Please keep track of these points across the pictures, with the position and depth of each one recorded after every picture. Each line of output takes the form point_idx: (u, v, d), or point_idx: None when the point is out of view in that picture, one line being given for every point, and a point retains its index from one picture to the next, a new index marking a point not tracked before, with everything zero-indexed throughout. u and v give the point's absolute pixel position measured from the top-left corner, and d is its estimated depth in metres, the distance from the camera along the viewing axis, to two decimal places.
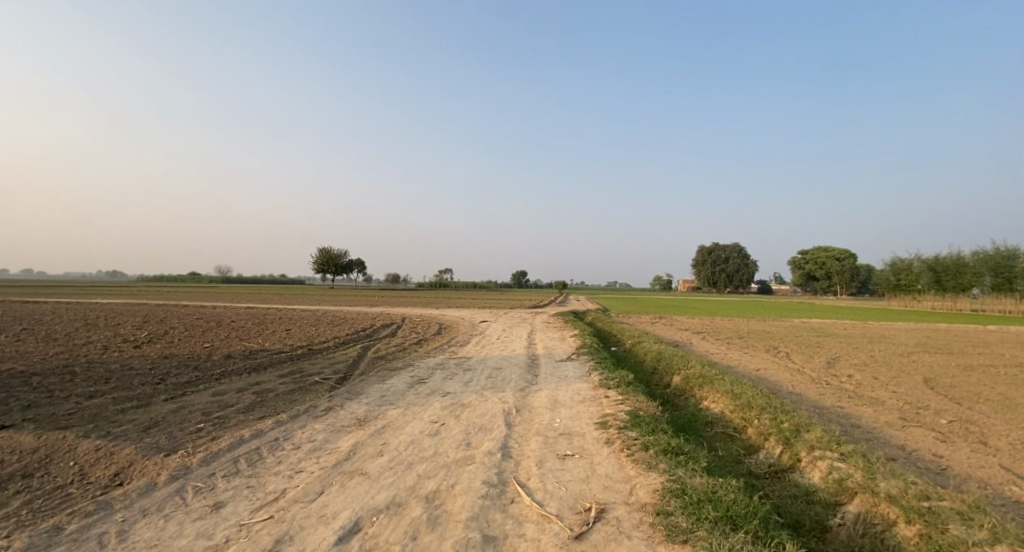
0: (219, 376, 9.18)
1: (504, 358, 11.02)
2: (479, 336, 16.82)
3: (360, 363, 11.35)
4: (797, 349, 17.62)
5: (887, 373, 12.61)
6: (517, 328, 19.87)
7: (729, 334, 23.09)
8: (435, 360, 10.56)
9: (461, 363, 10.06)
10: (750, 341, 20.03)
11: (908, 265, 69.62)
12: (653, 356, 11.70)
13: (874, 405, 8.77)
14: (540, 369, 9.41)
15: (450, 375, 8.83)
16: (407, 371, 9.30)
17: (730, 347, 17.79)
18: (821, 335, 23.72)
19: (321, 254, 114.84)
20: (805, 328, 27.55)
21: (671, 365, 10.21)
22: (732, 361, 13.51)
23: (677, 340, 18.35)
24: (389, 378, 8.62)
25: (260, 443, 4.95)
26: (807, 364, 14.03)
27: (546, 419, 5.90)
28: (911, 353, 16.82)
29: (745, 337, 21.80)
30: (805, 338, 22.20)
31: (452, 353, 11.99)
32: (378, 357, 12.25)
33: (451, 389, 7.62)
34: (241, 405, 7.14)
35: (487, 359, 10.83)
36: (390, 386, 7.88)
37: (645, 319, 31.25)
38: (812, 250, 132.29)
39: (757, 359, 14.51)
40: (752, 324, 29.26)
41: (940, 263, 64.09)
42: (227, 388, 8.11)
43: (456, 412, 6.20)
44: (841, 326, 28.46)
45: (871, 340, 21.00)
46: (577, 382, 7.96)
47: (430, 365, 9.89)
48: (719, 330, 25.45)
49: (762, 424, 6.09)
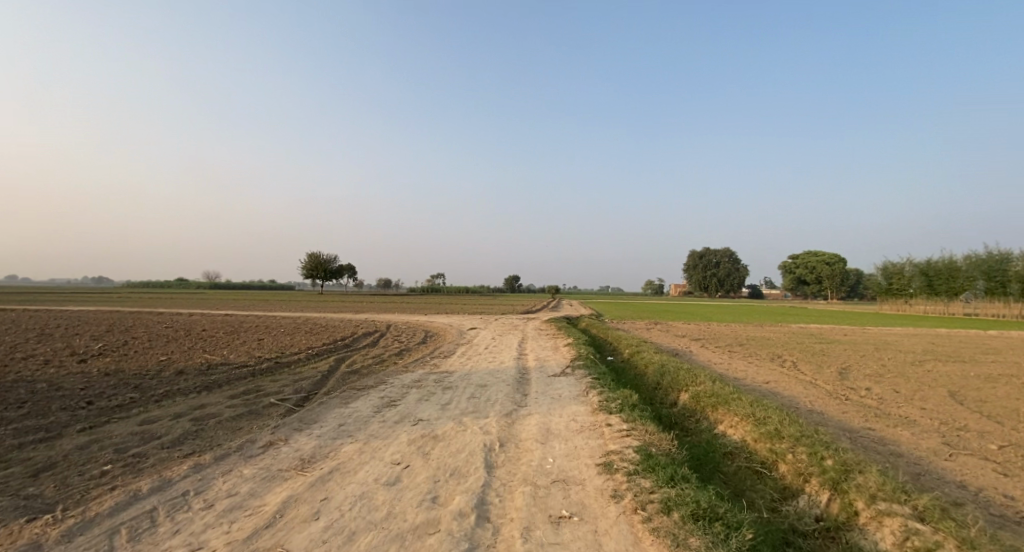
0: (158, 398, 7.92)
1: (491, 373, 9.85)
2: (466, 345, 15.59)
3: (329, 380, 10.10)
4: (803, 358, 16.64)
5: (908, 386, 11.60)
6: (507, 337, 18.73)
7: (729, 341, 22.06)
8: (412, 376, 9.35)
9: (441, 381, 8.86)
10: (753, 349, 19.02)
11: (900, 269, 69.47)
12: (656, 369, 10.56)
13: (908, 427, 7.72)
14: (530, 387, 8.27)
15: (426, 396, 7.64)
16: (377, 390, 8.09)
17: (733, 356, 16.72)
18: (824, 341, 22.79)
19: (310, 259, 112.80)
20: (805, 334, 26.64)
21: (678, 381, 9.08)
22: (740, 373, 12.43)
23: (678, 348, 17.23)
24: (355, 400, 7.41)
25: (159, 502, 3.74)
26: (819, 375, 13.02)
27: (536, 459, 4.76)
28: (924, 362, 15.89)
29: (746, 344, 20.78)
30: (808, 345, 21.26)
31: (433, 366, 10.80)
32: (351, 372, 11.00)
33: (423, 416, 6.44)
34: (169, 437, 5.92)
35: (471, 374, 9.67)
36: (353, 412, 6.68)
37: (640, 325, 30.17)
38: (803, 254, 132.64)
39: (764, 370, 13.47)
40: (751, 330, 28.32)
41: (933, 268, 63.90)
42: (159, 415, 6.84)
43: (426, 450, 5.04)
44: (841, 332, 27.62)
45: (877, 347, 20.05)
46: (573, 404, 6.82)
47: (406, 383, 8.69)
48: (717, 336, 24.44)
49: (799, 461, 5.00)
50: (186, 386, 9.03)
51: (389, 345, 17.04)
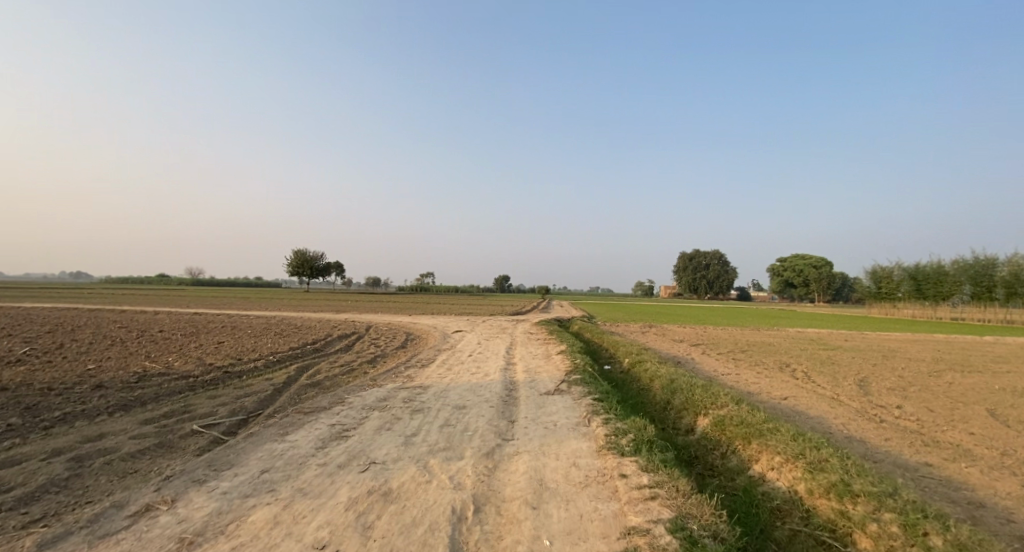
0: (47, 426, 6.30)
1: (472, 389, 8.34)
2: (448, 352, 14.02)
3: (280, 396, 8.55)
4: (813, 367, 15.35)
5: (940, 402, 10.35)
6: (493, 341, 17.24)
7: (729, 347, 20.79)
8: (377, 394, 7.83)
9: (411, 401, 7.35)
10: (756, 356, 17.72)
11: (888, 273, 69.29)
12: (665, 384, 9.11)
13: (973, 462, 6.40)
14: (518, 410, 6.80)
15: (388, 424, 6.13)
16: (329, 414, 6.56)
17: (739, 364, 15.39)
18: (826, 347, 21.66)
19: (295, 254, 110.13)
20: (804, 339, 25.55)
21: (694, 401, 7.66)
22: (753, 387, 11.07)
23: (679, 356, 15.85)
24: (297, 428, 5.89)
25: None
26: (839, 387, 11.72)
27: (526, 540, 3.28)
28: (943, 372, 14.66)
29: (748, 351, 19.52)
30: (811, 351, 20.08)
31: (405, 380, 9.26)
32: (310, 386, 9.44)
33: (378, 455, 4.94)
34: (24, 490, 4.36)
35: (448, 391, 8.16)
36: (286, 448, 5.15)
37: (632, 329, 28.85)
38: (791, 257, 133.02)
39: (776, 382, 12.15)
40: (748, 335, 27.10)
41: (921, 272, 63.68)
42: (32, 453, 5.27)
43: (367, 523, 3.53)
44: (840, 338, 26.56)
45: (885, 355, 18.93)
46: (573, 439, 5.37)
47: (367, 404, 7.17)
48: (715, 341, 23.17)
49: (891, 537, 3.61)
50: (97, 406, 7.42)
51: (364, 350, 15.48)
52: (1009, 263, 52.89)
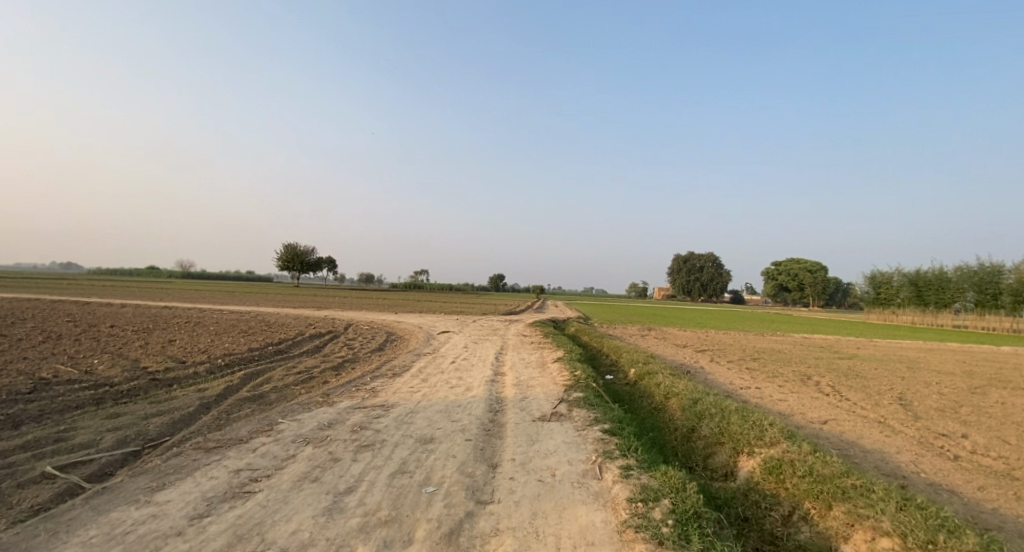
0: None
1: (447, 411, 6.58)
2: (428, 357, 12.22)
3: (203, 416, 6.73)
4: (837, 380, 13.67)
5: (1006, 428, 8.71)
6: (482, 345, 15.49)
7: (738, 354, 19.14)
8: (322, 418, 6.04)
9: (362, 432, 5.56)
10: (771, 366, 16.03)
11: (888, 279, 68.08)
12: (687, 406, 7.41)
13: None
14: (504, 447, 5.06)
15: (319, 472, 4.35)
16: (240, 451, 4.76)
17: (755, 376, 13.70)
18: (842, 356, 20.04)
19: (286, 248, 108.00)
20: (815, 347, 23.95)
21: (732, 433, 5.93)
22: (783, 407, 9.36)
23: (688, 365, 14.13)
24: (181, 479, 4.09)
25: None
26: (879, 407, 10.05)
27: None
28: (985, 389, 13.02)
29: (760, 359, 17.83)
30: (828, 360, 18.43)
31: (366, 396, 7.48)
32: (249, 401, 7.64)
33: (281, 536, 3.19)
34: None
35: (415, 414, 6.40)
36: (141, 522, 3.35)
37: (630, 332, 27.13)
38: (787, 261, 132.13)
39: (807, 400, 10.48)
40: (754, 341, 25.41)
41: (923, 278, 62.45)
42: None
43: None
44: (851, 346, 24.93)
45: (910, 366, 17.31)
46: (582, 507, 3.62)
47: (301, 435, 5.37)
48: (722, 348, 21.52)
49: None
50: None
51: (336, 352, 13.71)
52: (1013, 271, 51.68)
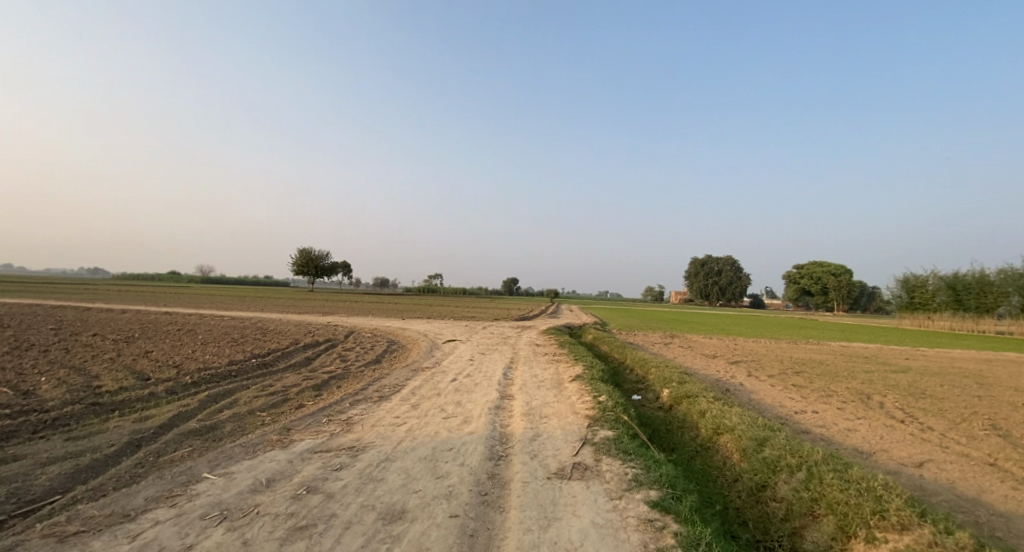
0: None
1: (433, 460, 4.94)
2: (427, 373, 10.59)
3: (121, 461, 5.14)
4: (905, 400, 11.67)
5: None
6: (490, 357, 13.87)
7: (776, 367, 17.11)
8: (262, 474, 4.45)
9: (306, 499, 3.96)
10: (820, 382, 14.04)
11: (923, 282, 64.42)
12: (752, 452, 5.62)
13: None
14: (504, 536, 3.40)
15: None
16: (109, 540, 3.19)
17: (807, 396, 11.73)
18: (895, 369, 17.85)
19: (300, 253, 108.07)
20: (859, 358, 21.71)
21: (831, 501, 4.19)
22: (861, 443, 7.49)
23: (726, 383, 12.24)
24: None
25: None
26: (977, 440, 8.10)
27: None
28: None
29: (804, 373, 15.80)
30: (882, 374, 16.29)
31: (336, 433, 5.89)
32: (193, 437, 6.06)
33: None
34: None
35: (390, 465, 4.78)
36: None
37: (652, 340, 25.14)
38: (811, 264, 127.71)
39: (882, 430, 8.58)
40: (789, 351, 23.28)
41: (961, 281, 58.83)
42: None
43: None
44: (899, 357, 22.57)
45: (981, 381, 15.11)
46: None
47: (217, 507, 3.77)
48: (757, 359, 19.48)
49: None
50: None
51: (326, 366, 12.16)
52: None
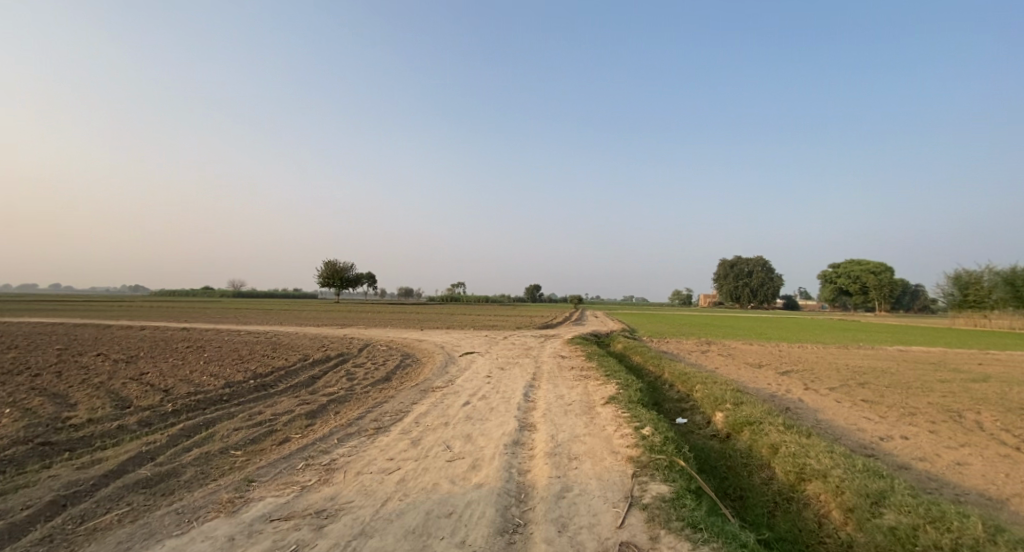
0: None
1: (424, 538, 3.57)
2: (437, 395, 9.27)
3: (24, 535, 3.94)
4: (1009, 419, 9.71)
5: None
6: (510, 373, 12.46)
7: (835, 378, 15.11)
8: None
9: None
10: (893, 396, 12.08)
11: (978, 278, 59.81)
12: (869, 520, 4.06)
13: None
14: None
15: None
16: None
17: (885, 416, 9.87)
18: (975, 378, 15.58)
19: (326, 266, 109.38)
20: (924, 364, 19.35)
21: None
22: (988, 488, 5.76)
23: (786, 402, 10.49)
24: None
25: None
26: None
27: None
28: None
29: (869, 385, 13.81)
30: (963, 385, 14.12)
31: (307, 487, 4.59)
32: (135, 492, 4.82)
33: None
34: None
35: (365, 547, 3.45)
36: None
37: (686, 349, 23.26)
38: (848, 263, 121.78)
39: (1004, 463, 6.79)
40: (842, 358, 21.04)
41: (1021, 276, 54.28)
42: None
43: None
44: (969, 363, 20.11)
45: None
46: None
47: None
48: (809, 368, 17.44)
49: None
50: None
51: (328, 387, 10.91)
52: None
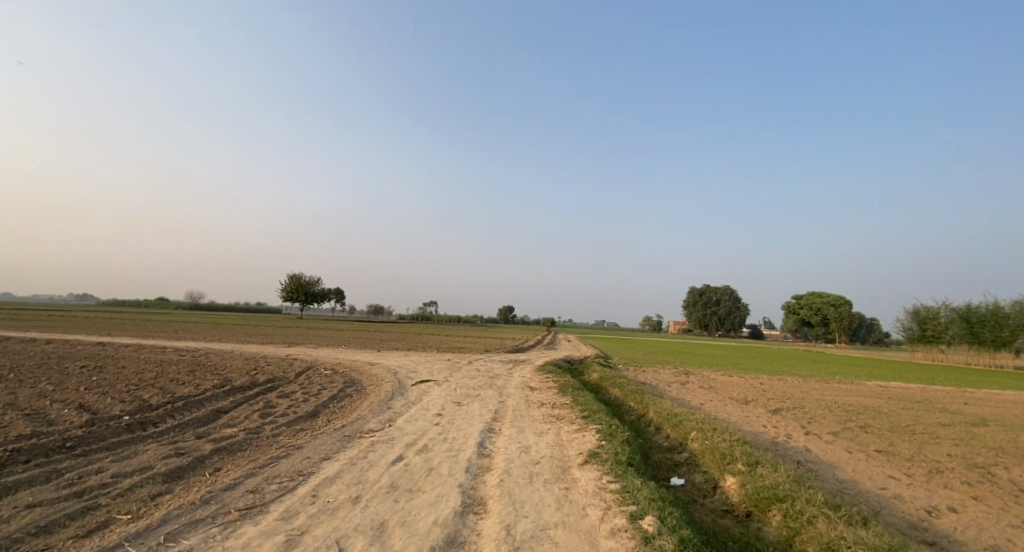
0: None
1: None
2: (362, 446, 7.00)
3: None
4: None
5: None
6: (465, 409, 10.23)
7: (832, 420, 13.49)
8: None
9: None
10: (907, 446, 10.49)
11: (936, 314, 61.23)
12: None
13: None
14: None
15: None
16: None
17: (915, 476, 8.17)
18: (976, 422, 14.31)
19: (291, 279, 104.65)
20: (914, 403, 18.12)
21: None
22: None
23: (795, 455, 8.70)
24: None
25: None
26: None
27: None
28: None
29: (873, 430, 12.24)
30: (971, 431, 12.74)
31: None
32: None
33: None
34: None
35: None
36: None
37: (664, 379, 21.50)
38: (811, 295, 125.08)
39: None
40: (827, 395, 19.69)
41: (977, 313, 55.73)
42: None
43: None
44: (957, 402, 19.01)
45: None
46: None
47: None
48: (799, 406, 15.88)
49: None
50: None
51: (225, 429, 8.39)
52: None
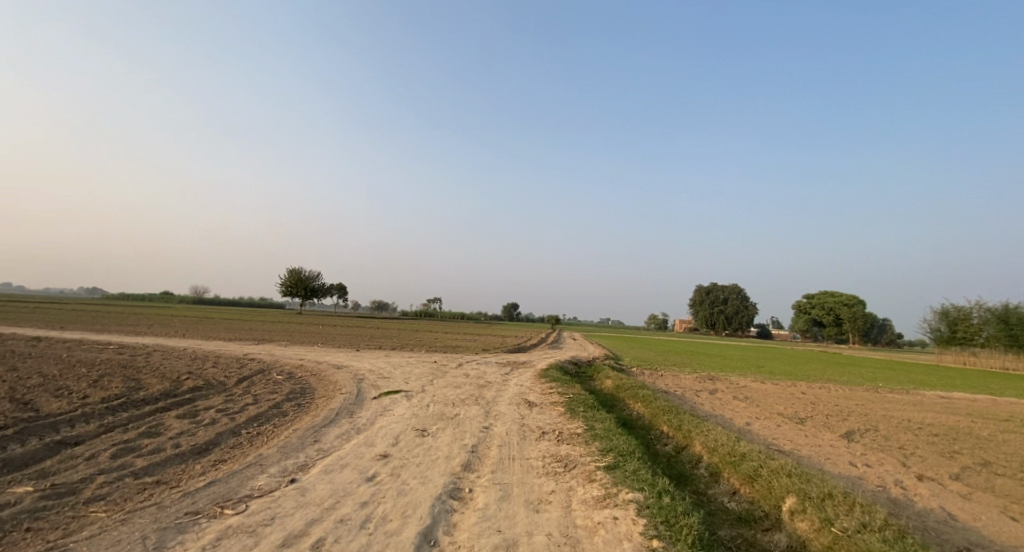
0: None
1: None
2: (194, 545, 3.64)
3: None
4: None
5: None
6: (427, 445, 6.82)
7: (935, 451, 9.90)
8: None
9: None
10: None
11: (967, 314, 56.91)
12: None
13: None
14: None
15: None
16: None
17: None
18: None
19: (297, 276, 99.99)
20: (1006, 423, 14.53)
21: None
22: None
23: (960, 543, 5.17)
24: None
25: None
26: None
27: None
28: None
29: (1005, 471, 8.70)
30: None
31: None
32: None
33: None
34: None
35: None
36: None
37: (690, 388, 17.99)
38: (824, 294, 120.47)
39: None
40: (891, 410, 16.11)
41: (1014, 313, 51.35)
42: None
43: None
44: None
45: None
46: None
47: None
48: (873, 429, 12.34)
49: None
50: None
51: (12, 489, 5.09)
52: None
